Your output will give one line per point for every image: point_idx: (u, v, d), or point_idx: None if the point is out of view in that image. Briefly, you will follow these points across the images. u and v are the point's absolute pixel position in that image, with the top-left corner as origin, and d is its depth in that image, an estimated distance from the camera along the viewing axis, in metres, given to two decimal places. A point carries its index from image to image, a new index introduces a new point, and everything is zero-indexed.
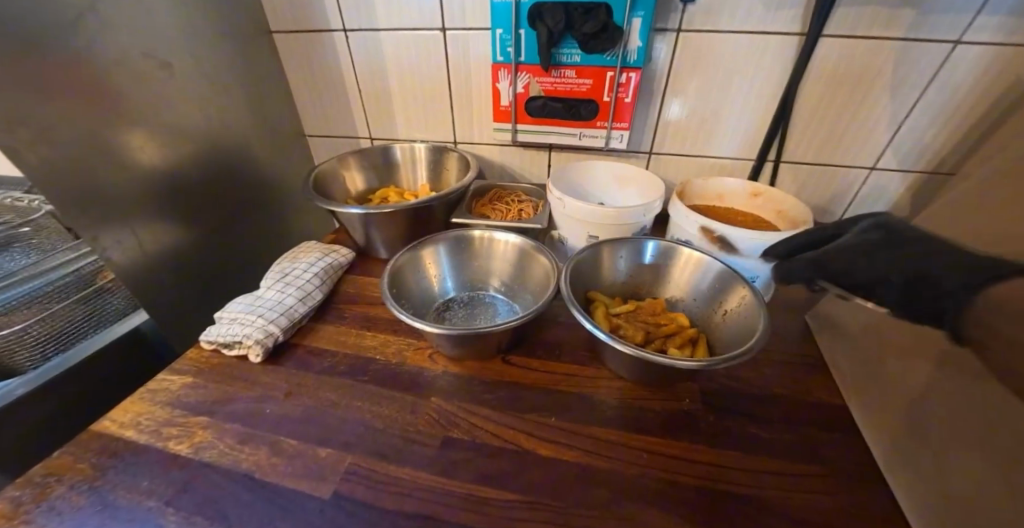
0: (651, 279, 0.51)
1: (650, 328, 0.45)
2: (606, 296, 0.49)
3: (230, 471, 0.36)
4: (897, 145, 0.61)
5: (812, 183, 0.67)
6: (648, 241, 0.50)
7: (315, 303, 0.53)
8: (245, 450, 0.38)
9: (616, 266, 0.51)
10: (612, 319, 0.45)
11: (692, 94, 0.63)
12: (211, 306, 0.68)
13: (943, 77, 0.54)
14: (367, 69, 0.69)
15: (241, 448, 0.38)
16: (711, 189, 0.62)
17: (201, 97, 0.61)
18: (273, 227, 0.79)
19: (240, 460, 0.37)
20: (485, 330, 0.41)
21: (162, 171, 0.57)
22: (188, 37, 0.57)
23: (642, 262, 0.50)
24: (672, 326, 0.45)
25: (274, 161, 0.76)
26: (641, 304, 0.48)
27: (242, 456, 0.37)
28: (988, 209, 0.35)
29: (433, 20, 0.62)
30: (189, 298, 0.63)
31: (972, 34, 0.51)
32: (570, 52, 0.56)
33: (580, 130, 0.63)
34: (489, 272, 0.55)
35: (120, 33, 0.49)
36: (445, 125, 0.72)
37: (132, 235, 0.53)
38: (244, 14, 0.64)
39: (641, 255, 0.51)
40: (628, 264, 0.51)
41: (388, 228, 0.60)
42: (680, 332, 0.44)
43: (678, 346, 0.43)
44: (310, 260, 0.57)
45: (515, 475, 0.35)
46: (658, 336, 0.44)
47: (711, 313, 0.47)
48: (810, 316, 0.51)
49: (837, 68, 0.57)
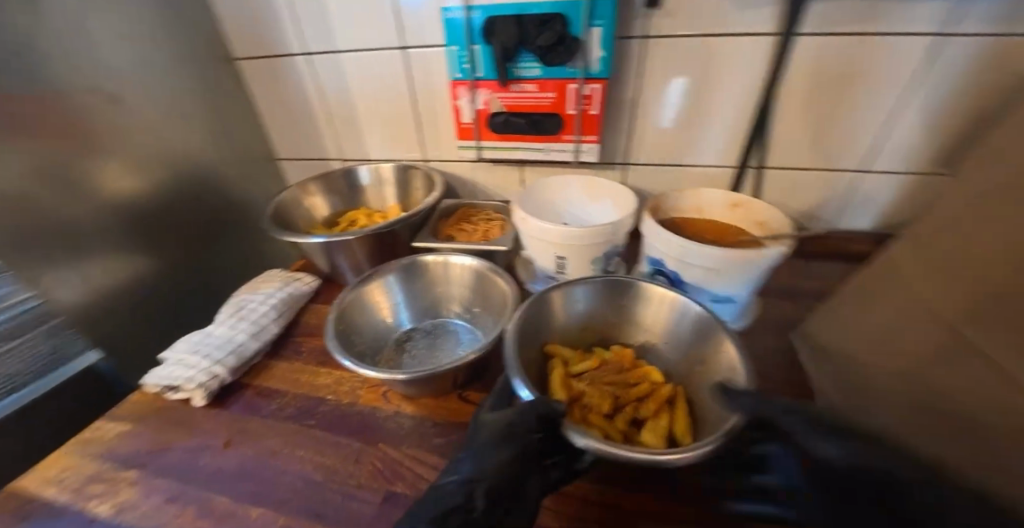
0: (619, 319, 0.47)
1: (618, 391, 0.40)
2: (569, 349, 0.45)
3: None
4: (888, 147, 0.57)
5: (801, 189, 0.63)
6: (608, 282, 0.46)
7: (268, 339, 0.50)
8: (169, 511, 0.35)
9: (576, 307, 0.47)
10: (574, 383, 0.41)
11: (665, 102, 0.60)
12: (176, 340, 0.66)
13: (932, 72, 0.50)
14: (331, 92, 0.68)
15: (166, 507, 0.35)
16: (688, 202, 0.58)
17: (157, 128, 0.59)
18: (245, 254, 0.77)
19: (162, 523, 0.34)
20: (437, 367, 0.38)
21: (116, 205, 0.55)
22: (138, 67, 0.56)
23: (605, 305, 0.47)
24: (642, 387, 0.40)
25: (243, 187, 0.75)
26: (609, 358, 0.44)
27: (164, 518, 0.34)
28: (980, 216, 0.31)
29: (391, 39, 0.60)
30: (149, 332, 0.61)
31: (960, 25, 0.47)
32: (529, 65, 0.54)
33: (548, 144, 0.60)
34: (447, 299, 0.52)
35: (63, 69, 0.48)
36: (413, 144, 0.70)
37: (79, 274, 0.51)
38: (203, 43, 0.63)
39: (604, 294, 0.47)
40: (588, 304, 0.47)
41: (349, 255, 0.57)
42: (652, 394, 0.40)
43: (651, 411, 0.38)
44: (267, 292, 0.54)
45: None
46: (629, 400, 0.39)
47: (688, 365, 0.43)
48: (799, 338, 0.47)
49: (815, 68, 0.53)
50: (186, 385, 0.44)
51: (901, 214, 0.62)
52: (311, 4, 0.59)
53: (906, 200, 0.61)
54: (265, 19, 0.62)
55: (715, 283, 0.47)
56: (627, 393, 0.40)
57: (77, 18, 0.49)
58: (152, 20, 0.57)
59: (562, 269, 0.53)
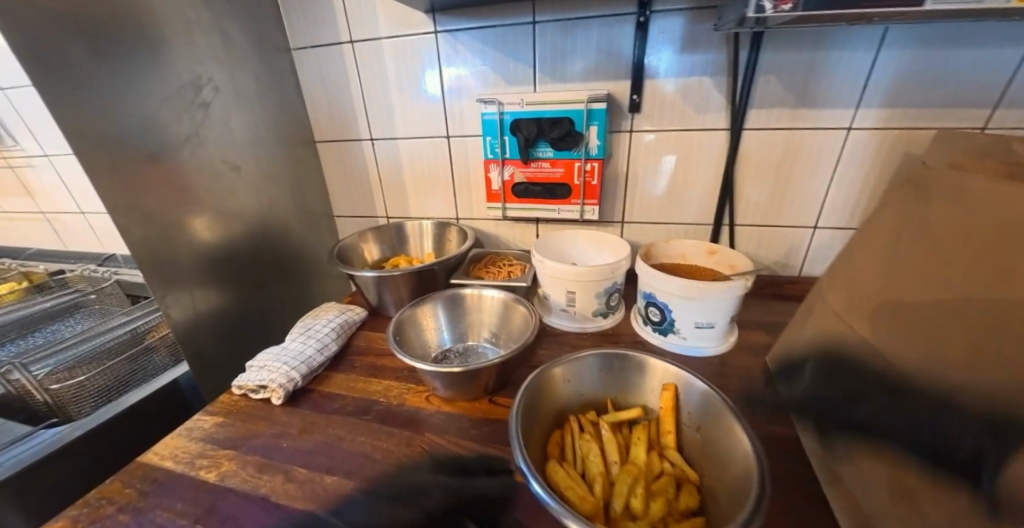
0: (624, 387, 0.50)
1: (628, 480, 0.39)
2: (612, 485, 0.39)
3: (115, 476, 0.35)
4: (830, 207, 0.72)
5: (768, 241, 0.77)
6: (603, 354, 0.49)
7: (330, 354, 0.61)
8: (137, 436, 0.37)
9: (580, 376, 0.49)
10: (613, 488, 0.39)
11: (649, 176, 0.76)
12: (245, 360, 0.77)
13: (848, 153, 0.67)
14: (388, 167, 0.86)
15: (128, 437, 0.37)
16: (673, 251, 0.72)
17: (258, 189, 0.77)
18: (300, 293, 0.90)
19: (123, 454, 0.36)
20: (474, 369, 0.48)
21: (223, 247, 0.71)
22: (253, 148, 0.75)
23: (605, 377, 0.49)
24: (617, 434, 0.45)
25: (307, 238, 0.91)
26: (623, 475, 0.40)
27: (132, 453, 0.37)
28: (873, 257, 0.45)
29: (439, 129, 0.79)
30: (228, 353, 0.73)
31: (859, 122, 0.65)
32: (544, 150, 0.72)
33: (558, 207, 0.76)
34: (479, 325, 0.64)
35: (210, 149, 0.67)
36: (447, 206, 0.87)
37: (186, 297, 0.64)
38: (297, 130, 0.84)
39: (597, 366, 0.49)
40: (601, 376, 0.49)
41: (397, 289, 0.70)
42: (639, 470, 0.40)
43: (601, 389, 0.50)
44: (329, 317, 0.67)
45: (510, 505, 0.40)
46: (587, 399, 0.49)
47: (710, 423, 0.43)
48: (774, 369, 0.56)
49: (762, 149, 0.70)
50: (268, 386, 0.54)
51: None
52: (382, 105, 0.80)
53: None
54: (346, 114, 0.83)
55: (693, 312, 0.60)
56: (625, 477, 0.39)
57: (226, 116, 0.69)
58: (268, 116, 0.77)
59: (572, 302, 0.67)
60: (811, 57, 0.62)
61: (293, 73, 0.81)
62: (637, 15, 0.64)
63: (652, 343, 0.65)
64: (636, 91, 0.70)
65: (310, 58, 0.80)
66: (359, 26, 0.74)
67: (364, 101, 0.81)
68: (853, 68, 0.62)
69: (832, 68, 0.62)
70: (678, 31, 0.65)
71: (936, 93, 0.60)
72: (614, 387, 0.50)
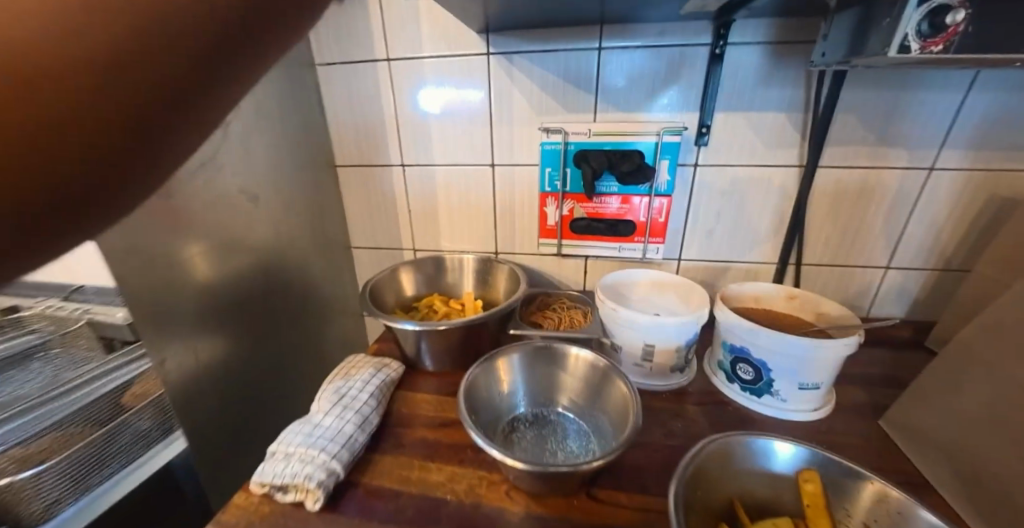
0: (759, 482, 0.42)
1: None
2: None
3: (82, 216, 0.13)
4: (904, 248, 0.68)
5: (836, 282, 0.73)
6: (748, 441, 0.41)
7: (371, 430, 0.49)
8: (146, 142, 0.13)
9: (720, 471, 0.40)
10: None
11: (713, 212, 0.71)
12: (240, 422, 0.64)
13: (928, 193, 0.64)
14: (421, 196, 0.77)
15: (103, 127, 0.12)
16: (747, 294, 0.65)
17: (271, 222, 0.65)
18: (310, 338, 0.77)
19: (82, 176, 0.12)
20: (579, 468, 0.37)
21: (227, 291, 0.58)
22: (270, 175, 0.64)
23: (743, 470, 0.41)
24: None
25: (321, 276, 0.79)
26: None
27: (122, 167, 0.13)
28: None
29: (483, 157, 0.72)
30: (224, 421, 0.61)
31: (942, 162, 0.62)
32: (608, 184, 0.68)
33: (619, 244, 0.72)
34: (560, 387, 0.53)
35: (221, 177, 0.55)
36: (486, 239, 0.78)
37: (181, 354, 0.52)
38: (317, 155, 0.73)
39: (734, 457, 0.41)
40: (742, 470, 0.41)
41: (442, 343, 0.59)
42: None
43: (730, 486, 0.41)
44: (363, 378, 0.55)
45: None
46: (720, 504, 0.40)
47: None
48: (904, 443, 0.49)
49: (837, 188, 0.66)
50: (301, 485, 0.41)
51: (926, 303, 0.72)
52: (418, 130, 0.72)
53: (929, 292, 0.71)
54: (375, 139, 0.74)
55: (798, 371, 0.52)
56: None
57: (242, 137, 0.58)
58: (288, 138, 0.67)
59: (649, 355, 0.59)
60: (895, 96, 0.59)
61: (315, 91, 0.71)
62: (713, 46, 0.59)
63: (741, 403, 0.57)
64: (705, 123, 0.64)
65: (339, 75, 0.70)
66: (399, 43, 0.66)
67: (398, 123, 0.72)
68: (937, 107, 0.59)
69: (916, 107, 0.59)
70: (756, 64, 0.60)
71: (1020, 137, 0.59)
72: (742, 482, 0.41)
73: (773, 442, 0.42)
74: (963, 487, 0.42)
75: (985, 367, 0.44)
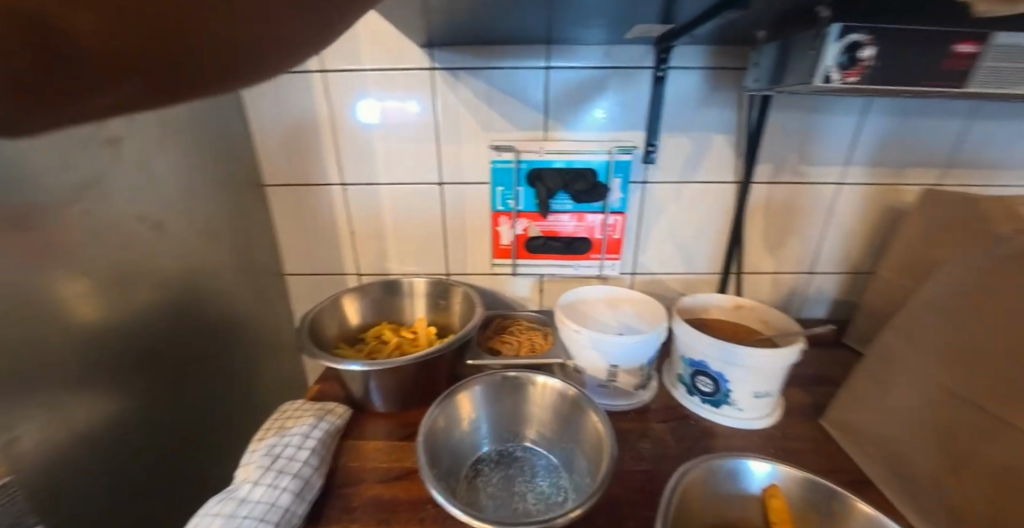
0: (733, 503, 0.43)
1: None
2: None
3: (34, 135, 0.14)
4: (824, 256, 0.75)
5: (770, 289, 0.78)
6: (727, 460, 0.43)
7: (312, 496, 0.42)
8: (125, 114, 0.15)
9: (700, 494, 0.42)
10: None
11: (661, 227, 0.73)
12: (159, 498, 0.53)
13: (841, 204, 0.71)
14: (363, 217, 0.71)
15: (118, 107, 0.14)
16: (699, 306, 0.67)
17: (184, 252, 0.56)
18: (235, 384, 0.67)
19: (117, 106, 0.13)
20: (559, 519, 0.34)
21: (129, 340, 0.47)
22: (180, 198, 0.55)
23: (720, 490, 0.43)
24: None
25: (247, 310, 0.69)
26: None
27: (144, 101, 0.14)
28: (964, 327, 0.43)
29: (432, 176, 0.68)
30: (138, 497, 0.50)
31: (850, 178, 0.69)
32: (563, 202, 0.67)
33: (575, 262, 0.71)
34: (526, 419, 0.50)
35: (118, 201, 0.46)
36: (437, 261, 0.74)
37: (38, 432, 0.38)
38: (239, 174, 0.65)
39: (715, 478, 0.43)
40: (719, 492, 0.43)
41: (394, 381, 0.54)
42: None
43: (708, 509, 0.42)
44: (300, 431, 0.47)
45: None
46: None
47: None
48: (843, 439, 0.52)
49: (767, 202, 0.71)
50: None
51: (844, 304, 0.79)
52: (359, 147, 0.66)
53: (845, 293, 0.78)
54: (308, 156, 0.67)
55: (753, 381, 0.54)
56: None
57: (144, 155, 0.49)
58: (204, 156, 0.58)
59: (613, 375, 0.58)
60: (811, 119, 0.66)
61: (235, 102, 0.63)
62: (656, 69, 0.62)
63: (700, 416, 0.58)
64: (652, 142, 0.66)
65: (264, 86, 0.63)
66: (334, 54, 0.61)
67: (335, 139, 0.66)
68: (844, 130, 0.66)
69: (828, 129, 0.66)
70: (695, 87, 0.63)
71: (906, 156, 0.68)
72: (716, 505, 0.43)
73: (749, 461, 0.44)
74: (899, 479, 0.45)
75: (909, 366, 0.48)
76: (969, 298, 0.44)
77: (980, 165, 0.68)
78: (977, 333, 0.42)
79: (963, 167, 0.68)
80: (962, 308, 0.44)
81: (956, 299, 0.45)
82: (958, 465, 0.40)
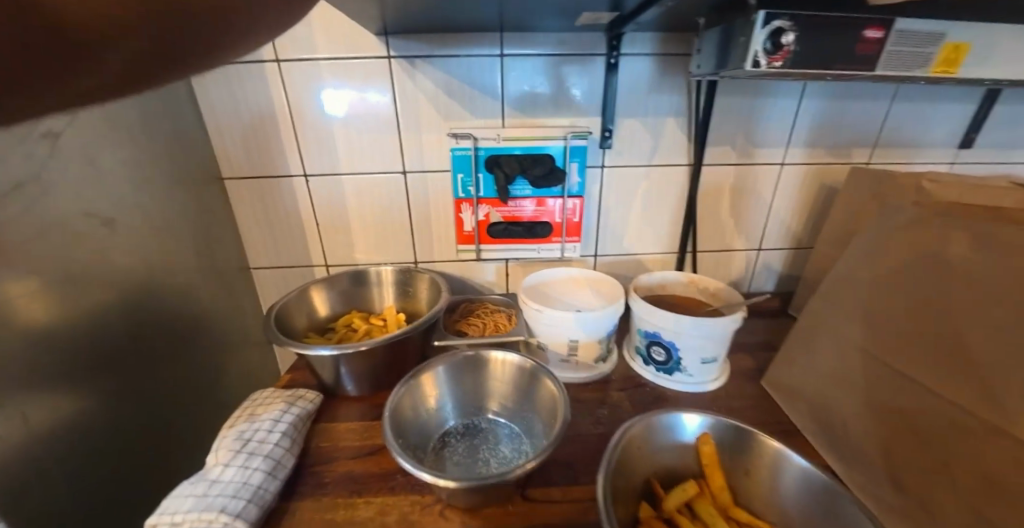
0: (670, 453, 0.48)
1: None
2: None
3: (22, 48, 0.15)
4: (769, 232, 0.80)
5: (722, 265, 0.83)
6: (661, 417, 0.47)
7: (284, 474, 0.44)
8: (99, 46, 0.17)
9: (640, 448, 0.46)
10: None
11: (619, 209, 0.76)
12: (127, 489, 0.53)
13: (783, 184, 0.76)
14: (327, 207, 0.71)
15: None
16: (656, 283, 0.71)
17: (140, 247, 0.55)
18: (204, 377, 0.67)
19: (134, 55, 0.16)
20: (513, 474, 0.37)
21: (84, 336, 0.47)
22: (134, 191, 0.54)
23: (660, 444, 0.47)
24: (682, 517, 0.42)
25: (212, 304, 0.69)
26: None
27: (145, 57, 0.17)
28: (876, 289, 0.48)
29: (394, 165, 0.69)
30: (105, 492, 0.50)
31: (790, 158, 0.74)
32: (523, 188, 0.70)
33: (538, 245, 0.74)
34: (489, 394, 0.53)
35: (66, 196, 0.45)
36: (404, 249, 0.75)
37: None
38: (195, 167, 0.64)
39: (655, 434, 0.47)
40: (660, 445, 0.47)
41: (363, 364, 0.56)
42: None
43: (648, 460, 0.47)
44: (271, 416, 0.49)
45: None
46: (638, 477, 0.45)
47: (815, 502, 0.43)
48: (778, 396, 0.58)
49: (716, 183, 0.75)
50: None
51: (789, 277, 0.86)
52: (319, 137, 0.66)
53: (789, 266, 0.84)
54: (267, 148, 0.67)
55: (700, 348, 0.59)
56: None
57: (92, 148, 0.48)
58: (156, 149, 0.57)
59: (574, 349, 0.61)
60: (753, 103, 0.70)
61: (186, 92, 0.62)
62: (608, 56, 0.64)
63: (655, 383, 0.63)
64: (607, 127, 0.69)
65: (217, 77, 0.63)
66: (288, 43, 0.60)
67: (293, 129, 0.66)
68: (783, 113, 0.70)
69: (769, 112, 0.70)
70: (645, 73, 0.66)
71: (838, 136, 0.73)
72: (656, 455, 0.47)
73: (683, 416, 0.48)
74: (820, 427, 0.50)
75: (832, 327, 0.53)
76: (880, 263, 0.49)
77: (904, 144, 0.74)
78: (885, 294, 0.47)
79: (888, 146, 0.74)
80: (875, 272, 0.49)
81: (870, 265, 0.50)
82: (868, 410, 0.46)
